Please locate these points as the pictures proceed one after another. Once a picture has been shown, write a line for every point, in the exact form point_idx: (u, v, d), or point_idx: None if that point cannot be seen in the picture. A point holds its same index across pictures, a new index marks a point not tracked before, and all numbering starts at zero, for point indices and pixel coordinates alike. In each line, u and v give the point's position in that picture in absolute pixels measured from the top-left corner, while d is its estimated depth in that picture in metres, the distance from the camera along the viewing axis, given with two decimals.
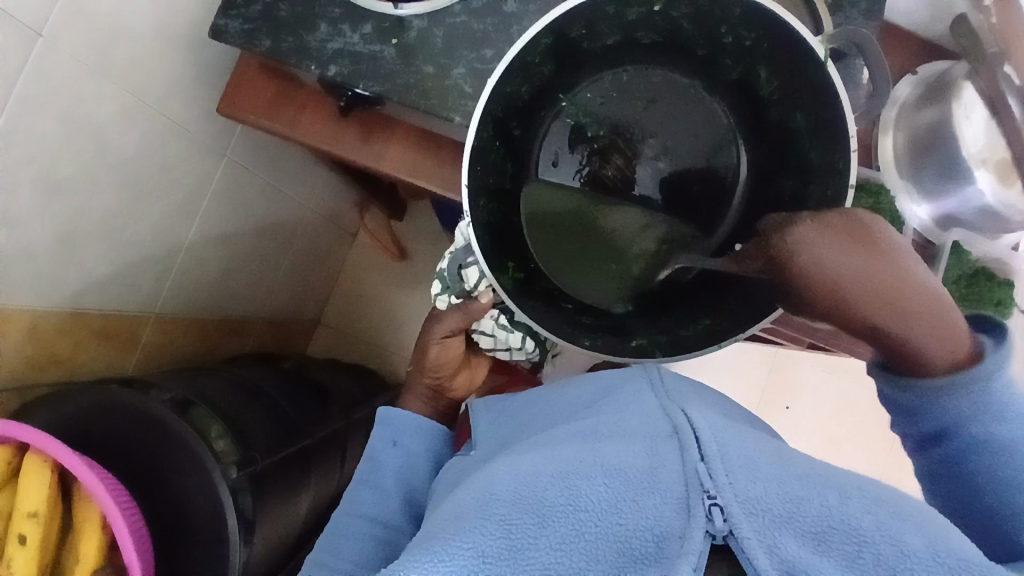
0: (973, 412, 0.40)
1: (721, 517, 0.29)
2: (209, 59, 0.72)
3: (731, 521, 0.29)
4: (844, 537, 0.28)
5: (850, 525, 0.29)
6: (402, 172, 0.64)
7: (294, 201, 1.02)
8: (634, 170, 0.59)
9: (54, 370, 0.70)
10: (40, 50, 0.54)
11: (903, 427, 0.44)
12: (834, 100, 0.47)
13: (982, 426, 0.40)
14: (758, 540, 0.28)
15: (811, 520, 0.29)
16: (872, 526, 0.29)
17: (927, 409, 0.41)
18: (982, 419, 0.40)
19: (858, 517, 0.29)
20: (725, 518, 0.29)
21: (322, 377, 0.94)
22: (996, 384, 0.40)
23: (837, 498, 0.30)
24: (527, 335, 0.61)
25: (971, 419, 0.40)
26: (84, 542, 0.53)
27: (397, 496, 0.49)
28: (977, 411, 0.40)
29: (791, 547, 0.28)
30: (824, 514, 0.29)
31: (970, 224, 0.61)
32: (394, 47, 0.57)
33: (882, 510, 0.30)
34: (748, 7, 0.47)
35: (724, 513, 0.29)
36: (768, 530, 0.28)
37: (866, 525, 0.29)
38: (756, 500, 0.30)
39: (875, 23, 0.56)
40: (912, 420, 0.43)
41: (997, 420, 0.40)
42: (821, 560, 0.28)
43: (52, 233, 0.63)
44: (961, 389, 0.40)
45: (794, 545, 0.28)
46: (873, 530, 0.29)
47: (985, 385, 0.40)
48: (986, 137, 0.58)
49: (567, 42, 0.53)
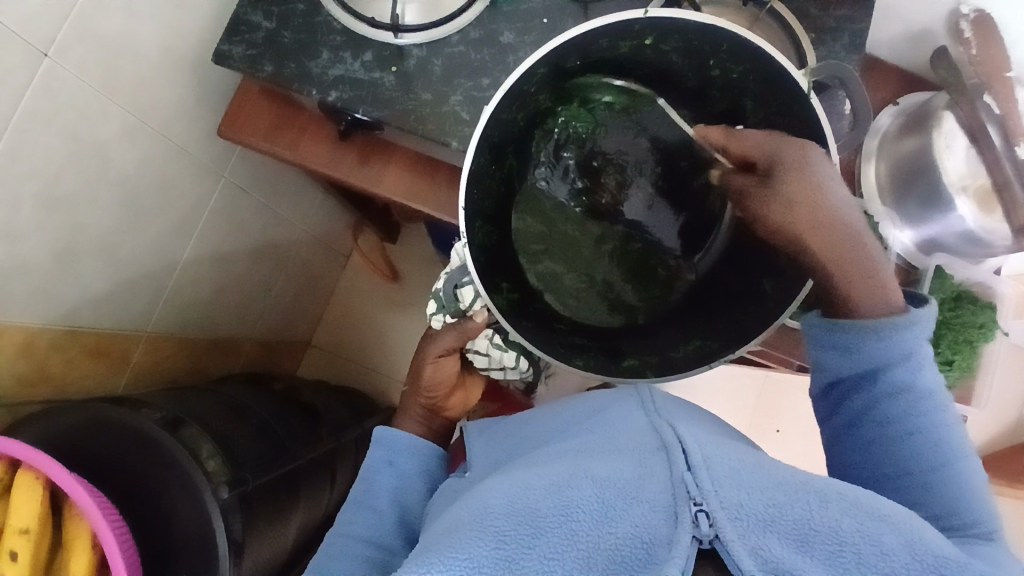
0: (898, 356, 0.45)
1: (707, 522, 0.30)
2: (211, 82, 0.73)
3: (716, 526, 0.29)
4: (826, 538, 0.29)
5: (831, 528, 0.30)
6: (398, 195, 0.65)
7: (289, 222, 1.03)
8: (625, 195, 0.61)
9: (45, 387, 0.70)
10: (46, 70, 0.55)
11: (830, 371, 0.47)
12: (818, 132, 0.49)
13: (904, 373, 0.45)
14: (743, 543, 0.29)
15: (793, 523, 0.30)
16: (851, 528, 0.30)
17: (860, 349, 0.45)
18: (905, 366, 0.45)
19: (837, 520, 0.30)
20: (711, 522, 0.30)
21: (314, 398, 0.94)
22: (920, 337, 0.45)
23: (818, 501, 0.31)
24: (520, 354, 0.63)
25: (896, 363, 0.45)
26: (74, 559, 0.53)
27: (391, 516, 0.50)
28: (901, 355, 0.45)
29: (775, 549, 0.29)
30: (805, 517, 0.30)
31: (952, 248, 0.63)
32: (393, 75, 0.58)
33: (863, 512, 0.31)
34: (735, 42, 0.48)
35: (710, 518, 0.30)
36: (752, 534, 0.29)
37: (846, 529, 0.30)
38: (741, 506, 0.30)
39: (856, 57, 0.59)
40: (841, 362, 0.46)
41: (916, 370, 0.45)
42: (805, 561, 0.29)
43: (48, 250, 0.63)
44: (894, 331, 0.44)
45: (779, 547, 0.29)
46: (852, 532, 0.30)
47: (911, 333, 0.45)
48: (966, 167, 0.60)
49: (562, 72, 0.55)
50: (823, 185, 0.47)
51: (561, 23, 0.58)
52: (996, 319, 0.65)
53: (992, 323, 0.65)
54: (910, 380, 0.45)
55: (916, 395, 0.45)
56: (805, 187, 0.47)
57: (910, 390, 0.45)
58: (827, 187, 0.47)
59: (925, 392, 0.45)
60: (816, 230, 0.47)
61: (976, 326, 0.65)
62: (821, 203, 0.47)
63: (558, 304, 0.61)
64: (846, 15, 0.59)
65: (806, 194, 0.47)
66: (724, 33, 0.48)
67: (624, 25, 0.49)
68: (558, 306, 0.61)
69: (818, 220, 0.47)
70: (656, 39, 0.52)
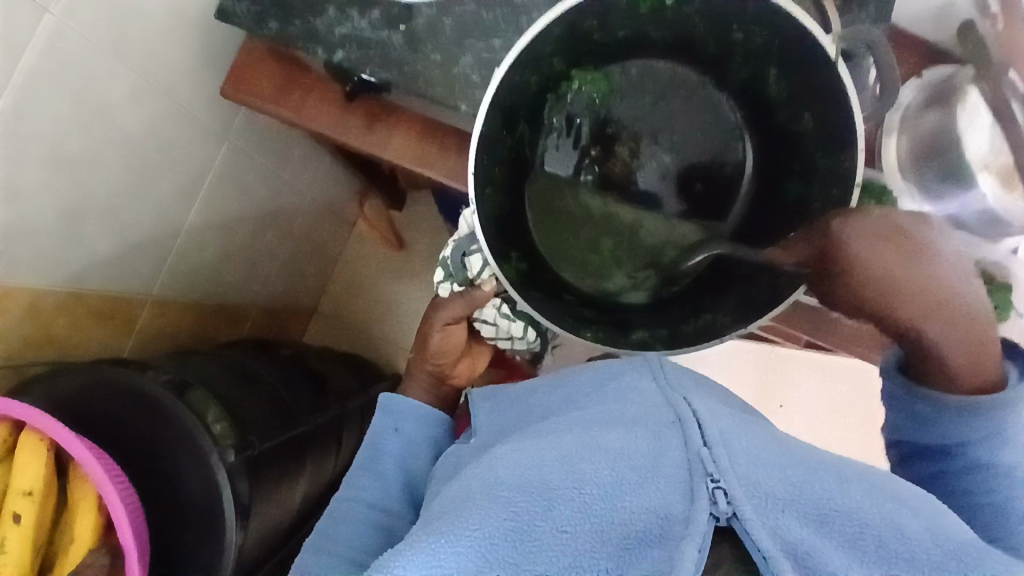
0: (978, 434, 0.43)
1: (725, 500, 0.29)
2: (216, 42, 0.71)
3: (735, 504, 0.29)
4: (845, 520, 0.29)
5: (850, 509, 0.29)
6: (405, 161, 0.63)
7: (294, 189, 1.02)
8: (637, 164, 0.60)
9: (50, 349, 0.70)
10: (50, 27, 0.53)
11: (905, 433, 0.47)
12: (844, 102, 0.47)
13: (985, 451, 0.43)
14: (761, 522, 0.28)
15: (812, 503, 0.29)
16: (871, 509, 0.30)
17: (934, 418, 0.45)
18: (986, 445, 0.43)
19: (857, 501, 0.30)
20: (728, 500, 0.29)
21: (319, 365, 0.94)
22: (1011, 419, 0.43)
23: (837, 482, 0.31)
24: (529, 324, 0.61)
25: (975, 438, 0.43)
26: (80, 521, 0.54)
27: (396, 481, 0.50)
28: (982, 434, 0.43)
29: (794, 529, 0.28)
30: (825, 498, 0.30)
31: (970, 228, 0.60)
32: (402, 34, 0.56)
33: (881, 494, 0.31)
34: (762, 5, 0.46)
35: (728, 496, 0.29)
36: (770, 513, 0.29)
37: (865, 510, 0.29)
38: (759, 484, 0.30)
39: (883, 24, 0.56)
40: (917, 427, 0.46)
41: (1001, 450, 0.43)
42: (824, 542, 0.28)
43: (54, 212, 0.62)
44: (977, 408, 0.43)
45: (797, 527, 0.29)
46: (873, 514, 0.29)
47: (997, 414, 0.42)
48: (989, 145, 0.57)
49: (579, 34, 0.53)
50: (903, 252, 0.45)
51: None
52: (1009, 300, 0.64)
53: (1006, 305, 0.63)
54: (990, 458, 0.43)
55: (997, 477, 0.43)
56: (888, 256, 0.45)
57: (989, 470, 0.43)
58: (912, 255, 0.45)
59: (1010, 476, 0.43)
60: (906, 297, 0.44)
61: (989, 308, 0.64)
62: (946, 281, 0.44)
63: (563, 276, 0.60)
64: None
65: (890, 263, 0.45)
66: None
67: None
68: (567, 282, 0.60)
69: (906, 285, 0.44)
70: None
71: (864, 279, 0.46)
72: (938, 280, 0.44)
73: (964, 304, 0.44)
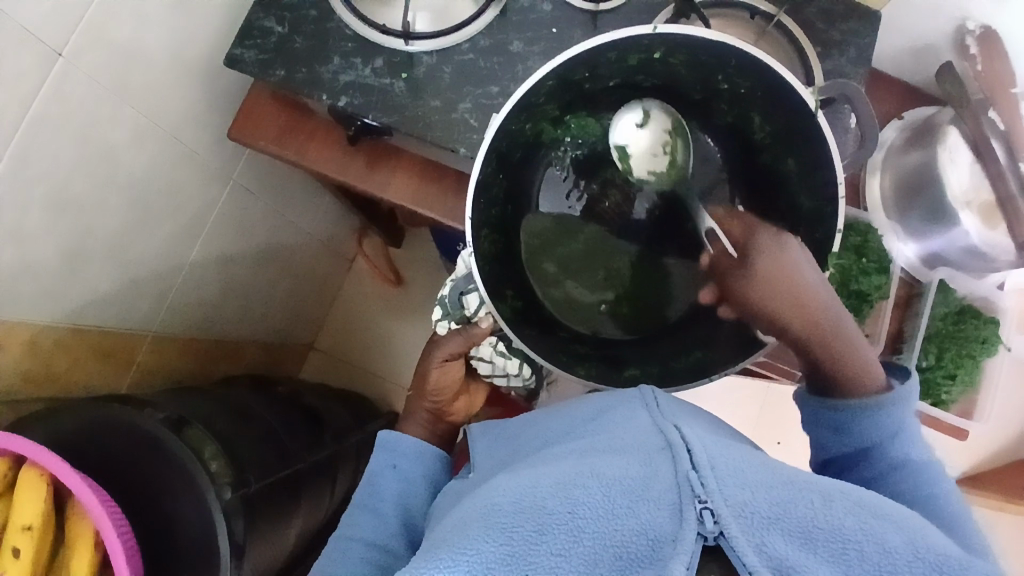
0: (888, 433, 0.44)
1: (712, 519, 0.30)
2: (222, 85, 0.74)
3: (721, 523, 0.30)
4: (829, 536, 0.30)
5: (834, 526, 0.30)
6: (404, 202, 0.65)
7: (294, 226, 1.03)
8: (630, 205, 0.63)
9: (49, 386, 0.70)
10: (60, 69, 0.55)
11: (827, 451, 0.47)
12: (824, 149, 0.49)
13: (898, 450, 0.44)
14: (747, 539, 0.29)
15: (798, 522, 0.30)
16: (855, 526, 0.30)
17: (850, 424, 0.45)
18: (896, 444, 0.44)
19: (841, 520, 0.31)
20: (715, 520, 0.30)
21: (316, 402, 0.94)
22: (908, 414, 0.45)
23: (821, 500, 0.32)
24: (524, 361, 0.64)
25: (885, 438, 0.44)
26: (76, 558, 0.53)
27: (394, 519, 0.50)
28: (891, 432, 0.44)
29: (779, 546, 0.29)
30: (809, 516, 0.31)
31: (954, 262, 0.64)
32: (402, 81, 0.59)
33: (864, 510, 0.32)
34: (742, 57, 0.49)
35: (714, 516, 0.30)
36: (756, 531, 0.30)
37: (848, 526, 0.30)
38: (745, 504, 0.31)
39: (863, 71, 0.59)
40: (834, 438, 0.46)
41: (908, 446, 0.44)
42: (807, 558, 0.29)
43: (55, 249, 0.63)
44: (883, 407, 0.44)
45: (782, 544, 0.30)
46: (855, 530, 0.30)
47: (897, 408, 0.44)
48: (970, 181, 0.61)
49: (570, 84, 0.55)
50: (797, 263, 0.47)
51: (570, 32, 0.59)
52: (997, 333, 0.67)
53: (994, 338, 0.66)
54: (904, 457, 0.44)
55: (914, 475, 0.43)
56: (777, 263, 0.48)
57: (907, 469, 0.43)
58: (804, 268, 0.47)
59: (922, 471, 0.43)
60: (795, 308, 0.46)
61: (978, 341, 0.66)
62: (807, 292, 0.47)
63: (517, 236, 0.62)
64: (853, 30, 0.60)
65: (781, 266, 0.48)
66: (730, 49, 0.48)
67: (633, 40, 0.50)
68: (546, 301, 0.63)
69: (797, 298, 0.46)
70: (664, 53, 0.52)
71: (769, 287, 0.48)
72: (821, 288, 0.47)
73: (824, 303, 0.47)
